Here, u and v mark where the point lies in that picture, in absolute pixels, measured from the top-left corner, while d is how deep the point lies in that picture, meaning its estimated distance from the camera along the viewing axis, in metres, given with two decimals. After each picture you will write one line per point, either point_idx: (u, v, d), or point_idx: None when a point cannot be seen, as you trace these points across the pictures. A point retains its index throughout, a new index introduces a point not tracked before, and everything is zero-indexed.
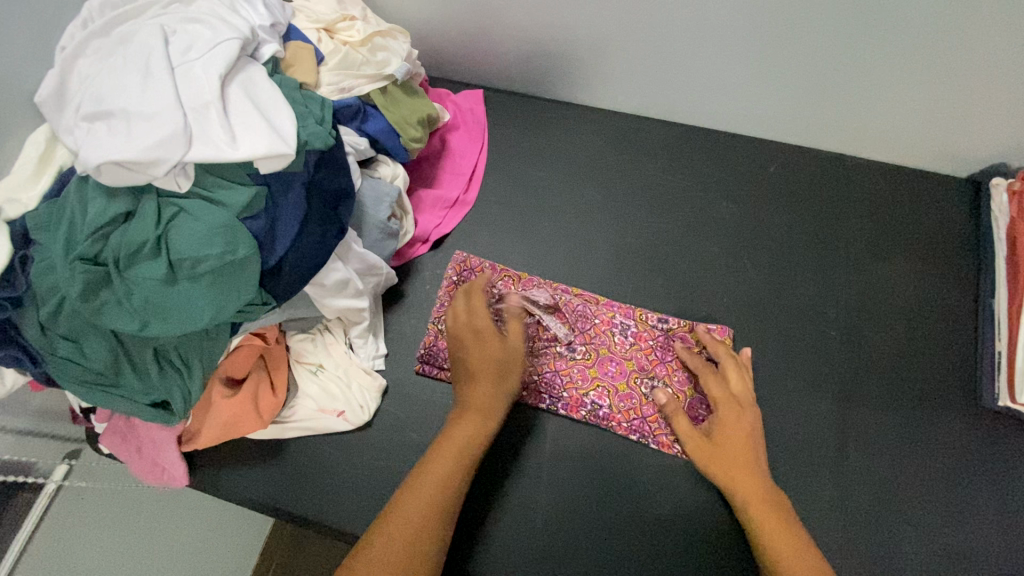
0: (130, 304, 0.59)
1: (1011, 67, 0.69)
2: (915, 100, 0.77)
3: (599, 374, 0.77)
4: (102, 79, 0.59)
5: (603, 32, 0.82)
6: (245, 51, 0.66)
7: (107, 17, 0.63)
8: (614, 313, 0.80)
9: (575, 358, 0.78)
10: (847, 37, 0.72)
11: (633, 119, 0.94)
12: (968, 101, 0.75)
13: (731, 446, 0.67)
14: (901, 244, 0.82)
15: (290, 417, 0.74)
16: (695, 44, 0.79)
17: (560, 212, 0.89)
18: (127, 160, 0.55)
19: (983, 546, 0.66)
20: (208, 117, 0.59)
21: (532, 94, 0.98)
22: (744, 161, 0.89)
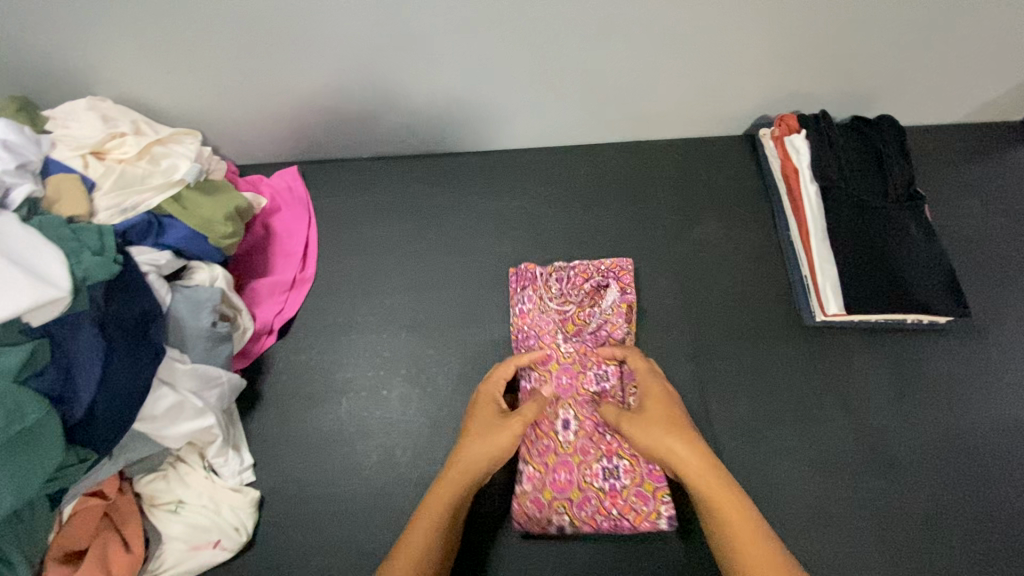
0: None
1: (732, 41, 0.80)
2: (674, 81, 0.87)
3: (553, 375, 0.78)
4: None
5: (387, 87, 0.85)
6: None
7: None
8: (614, 358, 0.78)
9: (560, 351, 0.78)
10: (598, 45, 0.79)
11: (450, 158, 0.98)
12: (716, 71, 0.85)
13: (656, 413, 0.69)
14: (706, 206, 0.91)
15: (158, 568, 0.67)
16: (474, 77, 0.84)
17: (404, 263, 0.89)
18: None
19: (840, 450, 0.74)
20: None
21: (349, 158, 0.99)
22: (559, 169, 0.95)
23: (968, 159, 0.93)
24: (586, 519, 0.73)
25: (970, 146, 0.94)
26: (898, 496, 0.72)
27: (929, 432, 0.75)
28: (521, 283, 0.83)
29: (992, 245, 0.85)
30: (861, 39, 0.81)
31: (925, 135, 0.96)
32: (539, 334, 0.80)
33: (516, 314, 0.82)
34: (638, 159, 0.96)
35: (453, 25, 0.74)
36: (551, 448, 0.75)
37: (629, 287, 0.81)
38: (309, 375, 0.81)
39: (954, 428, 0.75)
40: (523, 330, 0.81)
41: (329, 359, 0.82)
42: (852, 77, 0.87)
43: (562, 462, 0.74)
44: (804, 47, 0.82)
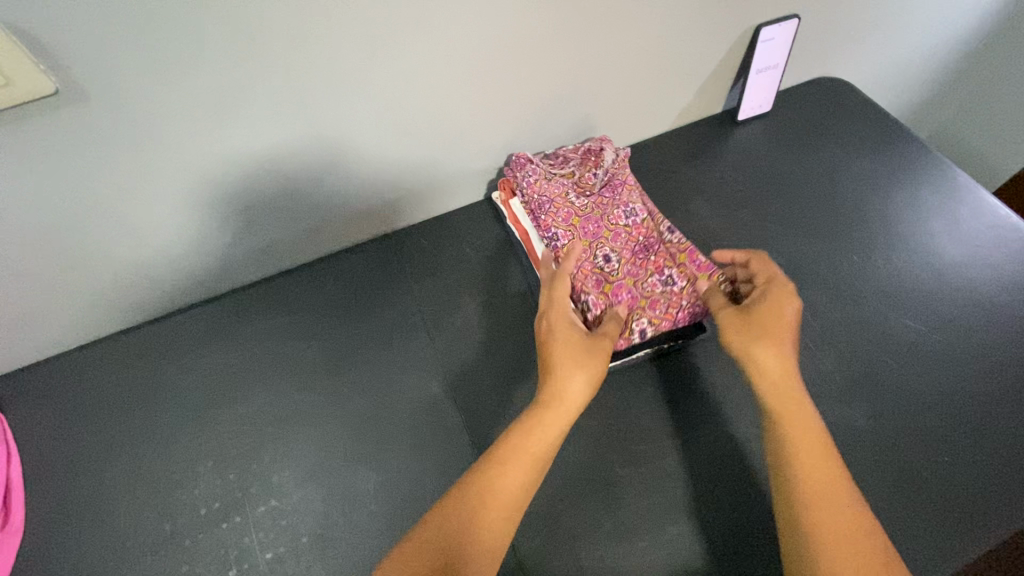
0: None
1: (399, 123, 0.78)
2: (373, 172, 0.83)
3: (581, 223, 0.83)
4: None
5: (44, 271, 0.73)
6: None
7: None
8: (633, 198, 0.86)
9: (576, 206, 0.84)
10: (263, 162, 0.74)
11: (175, 317, 0.85)
12: (409, 153, 0.83)
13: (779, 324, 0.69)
14: (461, 284, 0.88)
15: None
16: (148, 230, 0.75)
17: (135, 465, 0.75)
18: None
19: (639, 503, 0.70)
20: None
21: (50, 356, 0.83)
22: (301, 292, 0.87)
23: (686, 164, 0.98)
24: (664, 317, 0.78)
25: (681, 151, 1.00)
26: (716, 541, 0.67)
27: (726, 455, 0.72)
28: (520, 169, 0.85)
29: (722, 244, 0.90)
30: (527, 89, 0.82)
31: (646, 152, 1.00)
32: (552, 198, 0.83)
33: (527, 187, 0.83)
34: (385, 257, 0.90)
35: (75, 187, 0.66)
36: (600, 279, 0.80)
37: (607, 146, 0.88)
38: None
39: (743, 441, 0.74)
40: (537, 198, 0.83)
41: None
42: (550, 123, 0.89)
43: (618, 287, 0.80)
44: (484, 111, 0.82)
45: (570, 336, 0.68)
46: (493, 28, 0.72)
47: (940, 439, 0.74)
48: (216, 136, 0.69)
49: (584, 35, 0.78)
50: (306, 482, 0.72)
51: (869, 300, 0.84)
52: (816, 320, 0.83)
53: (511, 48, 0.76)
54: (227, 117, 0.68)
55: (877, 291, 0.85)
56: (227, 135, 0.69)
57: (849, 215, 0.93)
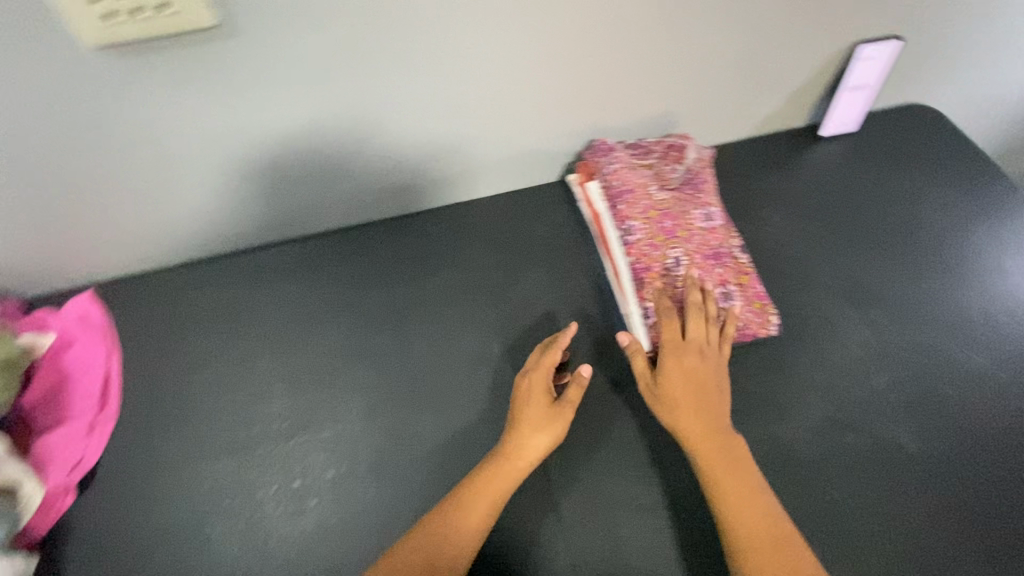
0: None
1: (496, 96, 0.82)
2: (463, 139, 0.87)
3: (657, 218, 0.83)
4: None
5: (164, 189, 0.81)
6: None
7: None
8: (712, 203, 0.87)
9: (655, 201, 0.84)
10: (368, 119, 0.80)
11: (262, 250, 0.92)
12: (500, 126, 0.87)
13: (694, 368, 0.74)
14: (527, 258, 0.92)
15: None
16: (258, 167, 0.82)
17: (217, 376, 0.82)
18: None
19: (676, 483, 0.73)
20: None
21: (151, 269, 0.91)
22: (378, 245, 0.93)
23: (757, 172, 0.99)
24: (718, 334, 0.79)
25: (757, 159, 1.01)
26: (712, 538, 0.70)
27: (770, 453, 0.74)
28: (600, 152, 0.88)
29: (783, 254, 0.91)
30: (621, 77, 0.85)
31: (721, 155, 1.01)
32: (631, 189, 0.85)
33: (608, 175, 0.86)
34: (457, 223, 0.95)
35: (208, 118, 0.73)
36: (664, 281, 0.81)
37: (689, 145, 0.89)
38: (117, 525, 0.73)
39: (785, 441, 0.76)
40: (618, 186, 0.85)
41: (139, 503, 0.74)
42: (636, 116, 0.91)
43: (682, 293, 0.81)
44: (577, 93, 0.85)
45: (529, 398, 0.73)
46: (602, 15, 0.76)
47: (981, 472, 0.74)
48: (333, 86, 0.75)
49: (682, 33, 0.81)
50: (366, 416, 0.78)
51: (931, 328, 0.84)
52: (875, 339, 0.83)
53: (613, 35, 0.78)
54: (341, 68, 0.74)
55: (941, 320, 0.85)
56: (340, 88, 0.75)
57: (918, 243, 0.92)
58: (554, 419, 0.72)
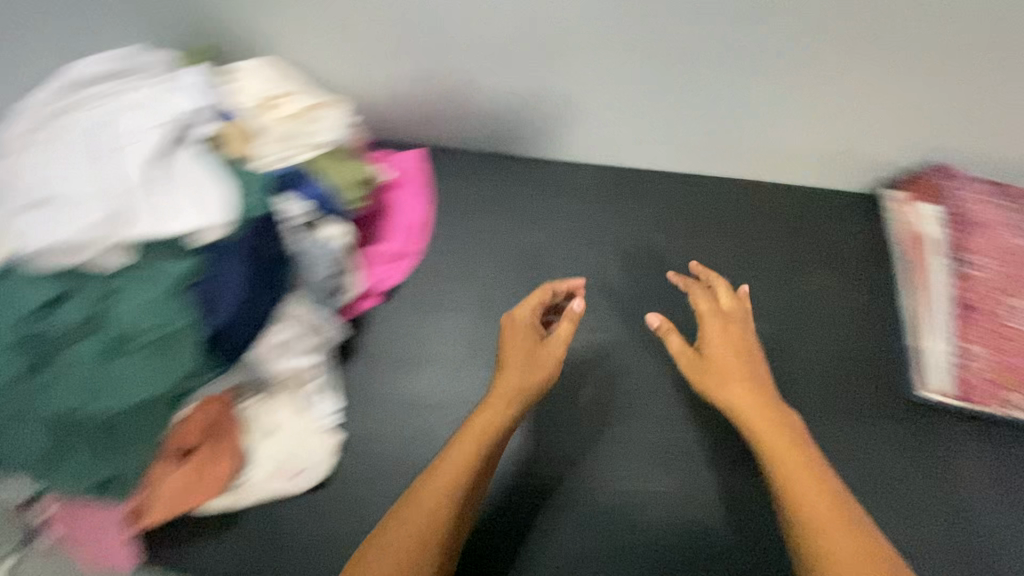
0: (72, 383, 0.59)
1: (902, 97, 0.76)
2: (831, 127, 0.82)
3: (1001, 262, 0.81)
4: (44, 164, 0.63)
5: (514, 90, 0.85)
6: (176, 133, 0.67)
7: (54, 112, 0.67)
8: None
9: (1004, 243, 0.81)
10: (745, 81, 0.77)
11: (566, 165, 0.98)
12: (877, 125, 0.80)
13: (717, 357, 0.65)
14: (816, 260, 0.91)
15: (243, 485, 0.72)
16: (626, 91, 0.82)
17: (506, 254, 0.93)
18: (70, 243, 0.60)
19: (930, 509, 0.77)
20: (130, 206, 0.62)
21: (468, 147, 0.99)
22: (674, 197, 0.95)
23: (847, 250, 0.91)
24: None
25: None
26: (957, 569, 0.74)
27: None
28: (951, 175, 0.84)
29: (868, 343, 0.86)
30: None
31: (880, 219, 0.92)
32: (980, 225, 0.83)
33: (966, 205, 0.83)
34: (745, 198, 0.94)
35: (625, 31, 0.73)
36: (994, 327, 0.79)
37: None
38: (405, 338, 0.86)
39: None
40: (967, 218, 0.83)
41: (420, 331, 0.87)
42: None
43: (1014, 345, 0.78)
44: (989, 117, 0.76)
45: (514, 331, 0.69)
46: None
47: None
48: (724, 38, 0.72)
49: None
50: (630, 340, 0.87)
51: None
52: None
53: None
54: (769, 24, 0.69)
55: None
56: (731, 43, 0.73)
57: None
58: (532, 350, 0.67)
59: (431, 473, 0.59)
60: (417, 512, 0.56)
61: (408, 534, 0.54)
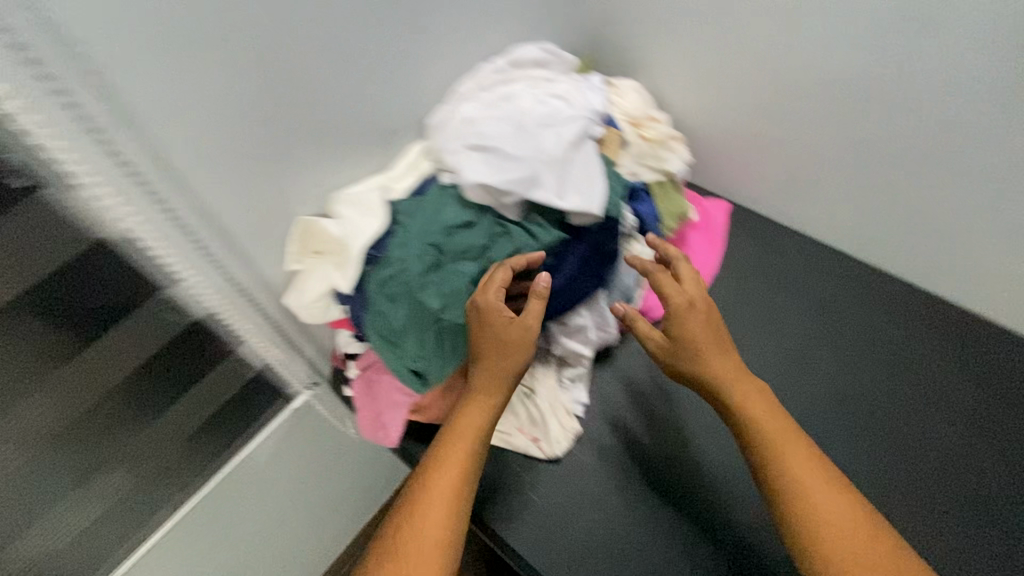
0: (446, 290, 0.72)
1: None
2: None
3: None
4: (487, 118, 0.76)
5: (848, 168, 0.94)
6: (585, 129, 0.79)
7: (496, 81, 0.82)
8: None
9: None
10: None
11: (857, 265, 1.03)
12: None
13: (697, 336, 0.70)
14: None
15: (493, 425, 0.82)
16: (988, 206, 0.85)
17: (773, 324, 0.98)
18: (494, 187, 0.71)
19: None
20: (543, 174, 0.73)
21: (768, 215, 1.11)
22: (960, 340, 0.95)
23: (963, 380, 0.92)
24: None
25: None
26: None
27: None
28: None
29: (986, 482, 0.84)
30: None
31: None
32: None
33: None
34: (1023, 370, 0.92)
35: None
36: None
37: None
38: (657, 367, 0.91)
39: None
40: None
41: None
42: None
43: None
44: None
45: (493, 290, 0.69)
46: None
47: None
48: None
49: None
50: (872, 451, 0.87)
51: None
52: None
53: None
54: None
55: None
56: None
57: None
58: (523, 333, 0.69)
59: (469, 402, 0.70)
60: (465, 430, 0.68)
61: (459, 447, 0.66)
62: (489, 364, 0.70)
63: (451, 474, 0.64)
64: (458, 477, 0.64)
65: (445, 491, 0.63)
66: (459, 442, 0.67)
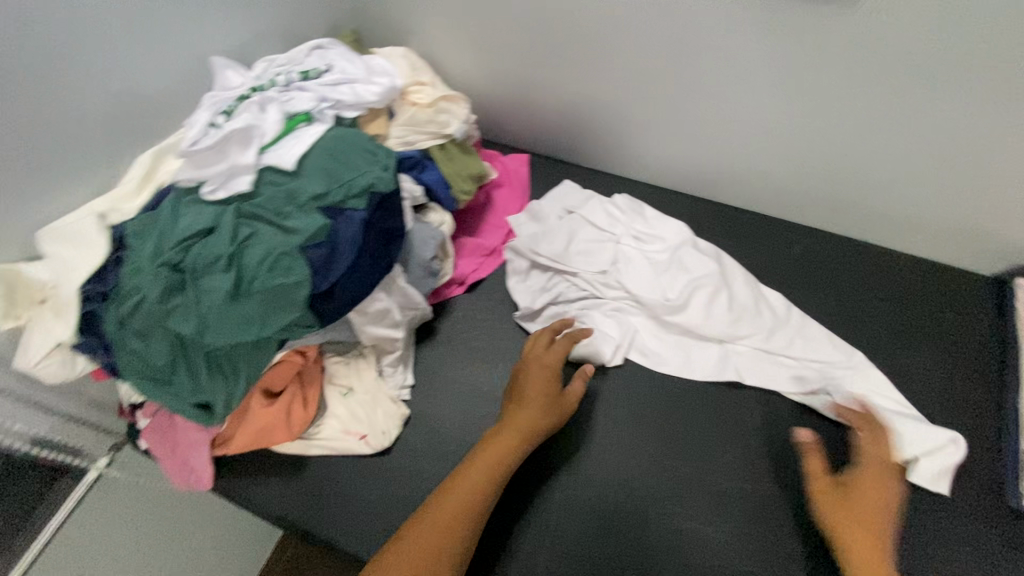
0: (197, 309, 0.64)
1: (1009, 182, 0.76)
2: (931, 208, 0.84)
3: None
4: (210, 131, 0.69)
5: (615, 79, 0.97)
6: (316, 110, 0.75)
7: (216, 95, 0.75)
8: None
9: None
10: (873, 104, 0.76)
11: (668, 190, 1.00)
12: (980, 216, 0.81)
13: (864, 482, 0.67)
14: (925, 337, 0.83)
15: (317, 435, 0.77)
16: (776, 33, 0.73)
17: None
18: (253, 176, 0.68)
19: None
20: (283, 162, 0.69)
21: (568, 158, 1.06)
22: (776, 238, 0.93)
23: (789, 257, 0.91)
24: None
25: None
26: None
27: None
28: None
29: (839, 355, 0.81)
30: None
31: (946, 276, 0.88)
32: None
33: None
34: (838, 256, 0.91)
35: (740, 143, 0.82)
36: None
37: None
38: (480, 332, 0.88)
39: None
40: None
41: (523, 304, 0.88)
42: None
43: None
44: None
45: (557, 360, 0.77)
46: None
47: None
48: (774, 64, 0.77)
49: None
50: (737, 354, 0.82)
51: None
52: None
53: None
54: (734, 66, 0.80)
55: None
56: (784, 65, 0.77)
57: None
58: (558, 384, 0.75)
59: (487, 444, 0.69)
60: (491, 456, 0.68)
61: (475, 470, 0.67)
62: (523, 407, 0.72)
63: (462, 496, 0.64)
64: (466, 505, 0.64)
65: (447, 513, 0.63)
66: (483, 467, 0.67)
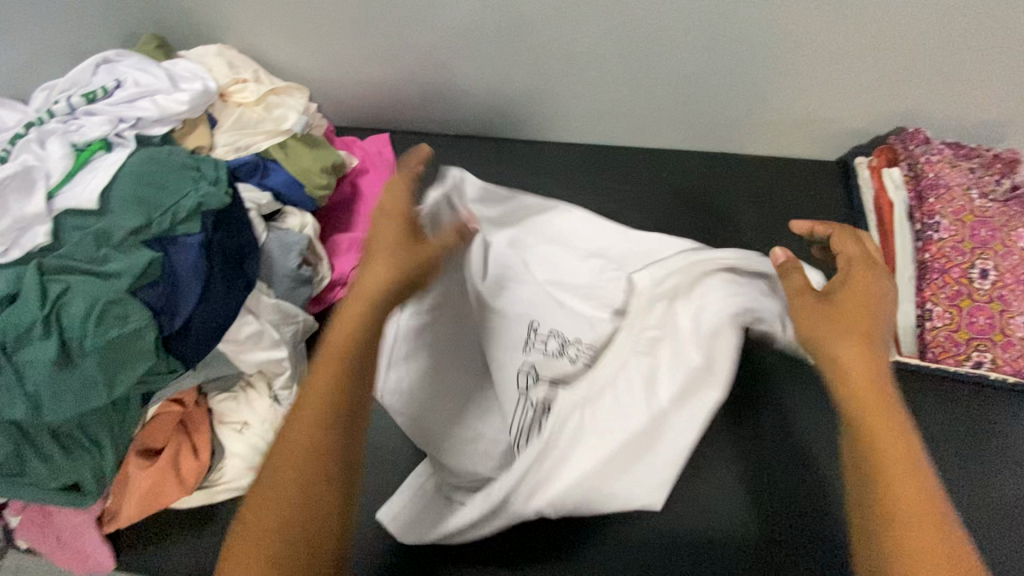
0: (20, 389, 0.57)
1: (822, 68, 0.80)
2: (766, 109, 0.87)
3: (974, 244, 0.77)
4: None
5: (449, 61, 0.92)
6: (108, 133, 0.67)
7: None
8: None
9: (957, 221, 0.79)
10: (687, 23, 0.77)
11: (533, 142, 0.98)
12: (810, 106, 0.86)
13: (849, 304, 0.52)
14: (788, 229, 0.89)
15: (218, 480, 0.71)
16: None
17: None
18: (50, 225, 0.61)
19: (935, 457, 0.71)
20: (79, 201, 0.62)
21: (429, 130, 1.01)
22: (641, 168, 0.95)
23: (658, 181, 0.93)
24: (1008, 362, 0.74)
25: None
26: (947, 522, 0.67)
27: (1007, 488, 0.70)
28: (913, 146, 0.84)
29: None
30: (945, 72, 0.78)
31: (797, 168, 0.94)
32: (950, 186, 0.80)
33: (924, 164, 0.82)
34: (699, 171, 0.94)
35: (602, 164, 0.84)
36: (956, 286, 0.77)
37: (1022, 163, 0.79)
38: None
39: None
40: (933, 179, 0.81)
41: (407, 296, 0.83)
42: (953, 115, 0.84)
43: (979, 308, 0.75)
44: (898, 77, 0.80)
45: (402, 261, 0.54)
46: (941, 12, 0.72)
47: None
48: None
49: None
50: None
51: None
52: None
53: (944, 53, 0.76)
54: (552, 3, 0.77)
55: None
56: (601, 5, 0.77)
57: None
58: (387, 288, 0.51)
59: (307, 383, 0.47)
60: (318, 391, 0.46)
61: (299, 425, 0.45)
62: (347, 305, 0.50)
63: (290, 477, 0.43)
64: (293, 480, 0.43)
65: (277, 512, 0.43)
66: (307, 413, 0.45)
